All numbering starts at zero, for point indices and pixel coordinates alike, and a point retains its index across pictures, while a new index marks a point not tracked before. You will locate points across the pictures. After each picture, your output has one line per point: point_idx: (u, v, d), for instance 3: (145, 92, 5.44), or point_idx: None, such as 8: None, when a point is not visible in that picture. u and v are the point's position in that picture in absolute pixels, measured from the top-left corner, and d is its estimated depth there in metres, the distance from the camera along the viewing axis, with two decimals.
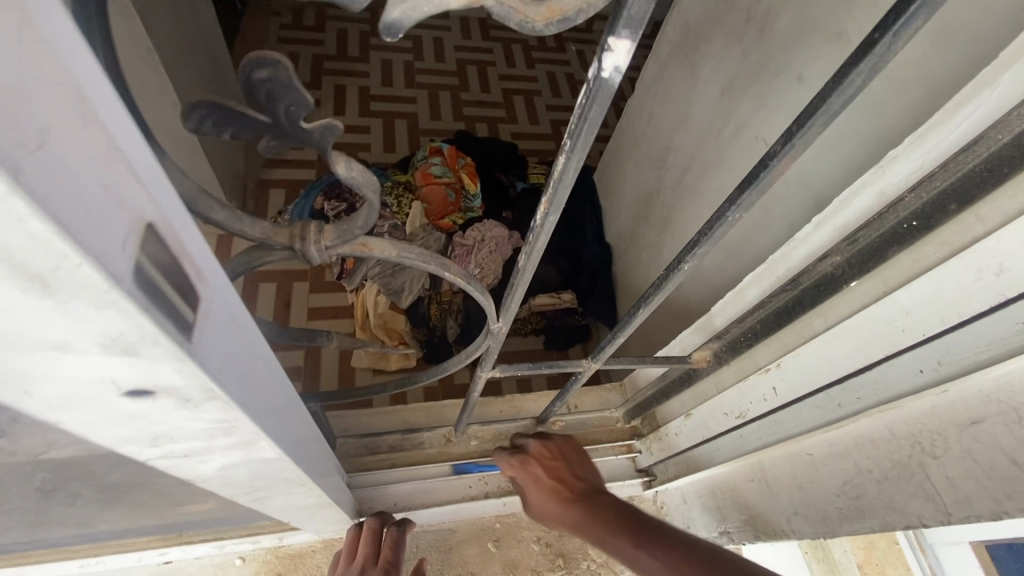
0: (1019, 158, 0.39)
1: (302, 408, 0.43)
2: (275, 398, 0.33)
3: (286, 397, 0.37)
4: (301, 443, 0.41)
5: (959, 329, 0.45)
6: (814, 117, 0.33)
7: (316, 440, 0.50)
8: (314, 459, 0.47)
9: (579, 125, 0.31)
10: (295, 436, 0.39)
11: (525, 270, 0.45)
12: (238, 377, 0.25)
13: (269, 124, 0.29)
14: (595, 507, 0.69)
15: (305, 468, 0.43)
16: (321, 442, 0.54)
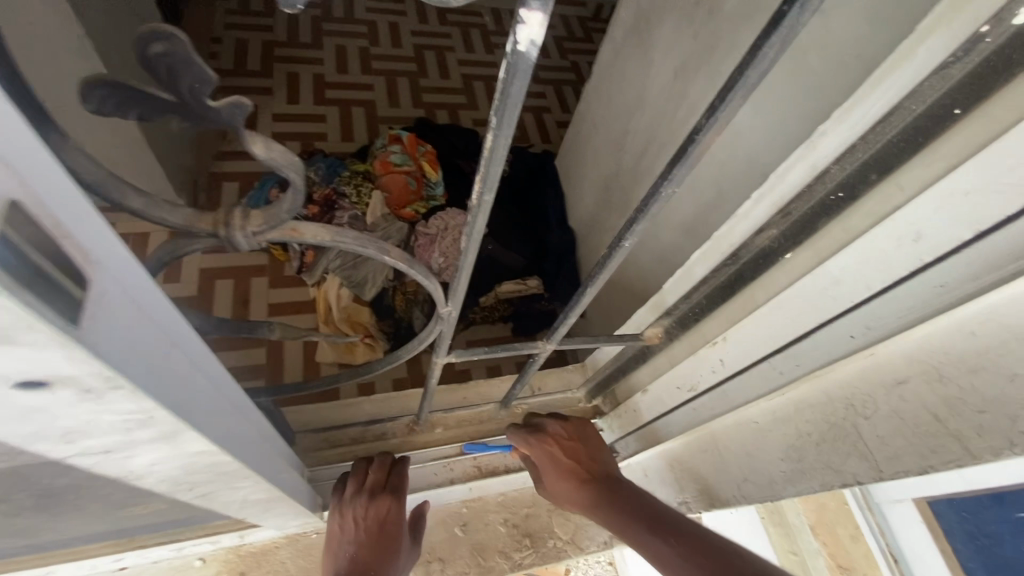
0: (931, 129, 0.41)
1: (244, 401, 0.42)
2: (201, 389, 0.32)
3: (219, 387, 0.36)
4: (241, 435, 0.41)
5: (884, 295, 0.47)
6: (734, 89, 0.34)
7: (263, 434, 0.49)
8: (260, 453, 0.46)
9: (502, 101, 0.31)
10: (230, 428, 0.38)
11: (467, 252, 0.45)
12: (146, 364, 0.24)
13: (175, 102, 0.28)
14: (615, 493, 0.74)
15: (247, 463, 0.42)
16: (272, 436, 0.53)
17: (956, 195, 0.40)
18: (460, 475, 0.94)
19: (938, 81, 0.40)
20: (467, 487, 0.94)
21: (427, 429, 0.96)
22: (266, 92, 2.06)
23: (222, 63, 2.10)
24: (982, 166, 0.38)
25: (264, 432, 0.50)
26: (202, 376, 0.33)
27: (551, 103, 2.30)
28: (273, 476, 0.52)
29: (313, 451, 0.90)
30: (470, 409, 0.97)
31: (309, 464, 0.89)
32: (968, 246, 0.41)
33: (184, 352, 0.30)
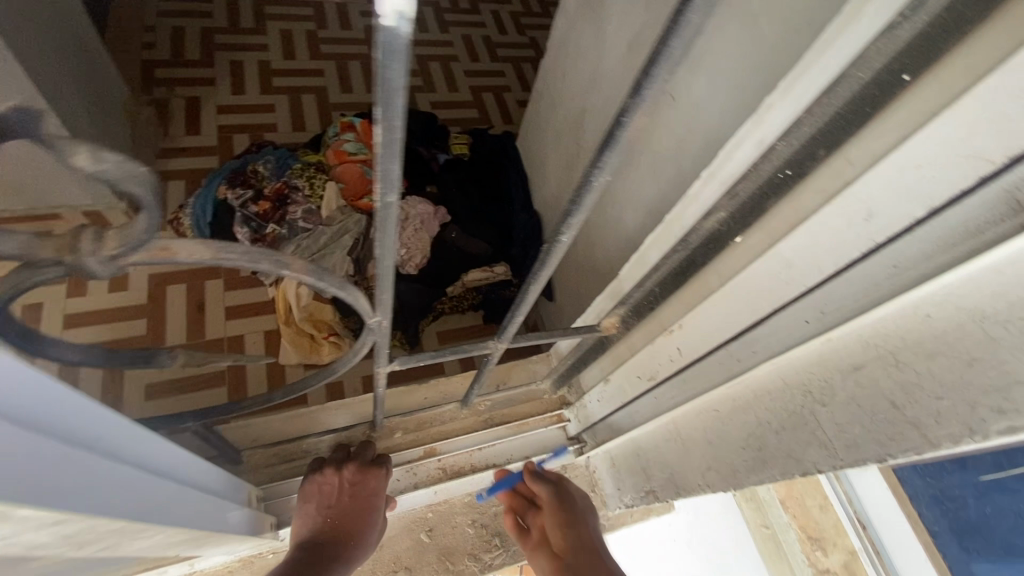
0: (881, 98, 0.38)
1: (122, 435, 0.39)
2: (58, 455, 0.30)
3: (92, 439, 0.34)
4: (139, 483, 0.38)
5: (836, 279, 0.44)
6: (659, 64, 0.29)
7: (175, 469, 0.47)
8: (171, 493, 0.44)
9: (382, 89, 0.26)
10: (117, 482, 0.35)
11: (383, 261, 0.40)
12: None
13: None
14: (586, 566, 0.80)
15: (154, 512, 0.40)
16: (189, 465, 0.51)
17: (906, 170, 0.36)
18: (423, 479, 0.91)
19: (882, 45, 0.37)
20: (431, 491, 0.91)
21: (385, 435, 0.91)
22: (209, 83, 1.93)
23: (158, 54, 1.95)
24: (932, 138, 0.35)
25: (177, 466, 0.48)
26: (61, 438, 0.31)
27: (511, 82, 2.22)
28: (195, 513, 0.49)
29: (264, 467, 0.85)
30: (430, 411, 0.93)
31: (260, 482, 0.84)
32: (922, 225, 0.38)
33: (25, 420, 0.28)
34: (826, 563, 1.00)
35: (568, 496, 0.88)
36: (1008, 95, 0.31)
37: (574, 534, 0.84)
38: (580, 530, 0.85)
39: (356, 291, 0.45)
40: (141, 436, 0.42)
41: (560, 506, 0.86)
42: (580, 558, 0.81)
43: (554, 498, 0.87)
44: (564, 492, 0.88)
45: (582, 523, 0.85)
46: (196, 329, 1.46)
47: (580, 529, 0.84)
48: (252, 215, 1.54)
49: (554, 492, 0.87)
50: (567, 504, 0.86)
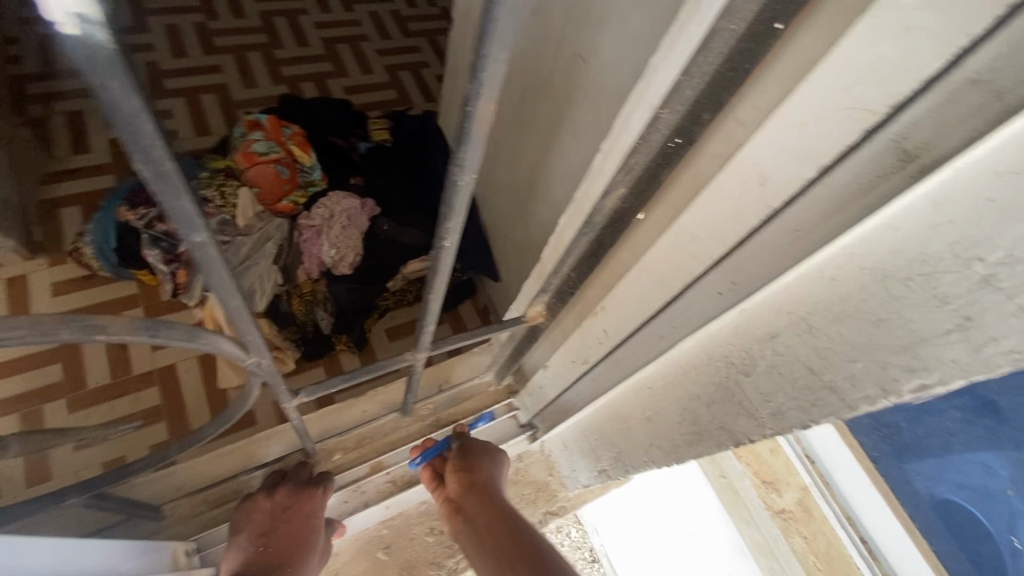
0: (756, 51, 0.35)
1: None
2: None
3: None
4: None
5: (741, 248, 0.42)
6: (485, 42, 0.24)
7: (42, 566, 0.43)
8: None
9: (111, 116, 0.20)
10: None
11: (229, 300, 0.35)
12: None
13: None
14: (480, 513, 0.73)
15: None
16: (61, 554, 0.47)
17: (793, 128, 0.34)
18: (373, 496, 0.87)
19: None
20: (383, 507, 0.87)
21: (324, 459, 0.86)
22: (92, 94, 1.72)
23: (24, 67, 1.72)
24: (814, 91, 0.32)
25: (45, 561, 0.44)
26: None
27: (427, 58, 2.10)
28: None
29: (196, 516, 0.79)
30: (370, 425, 0.87)
31: (193, 533, 0.78)
32: (815, 184, 0.35)
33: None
34: (781, 504, 1.06)
35: (472, 443, 0.81)
36: (883, 36, 0.28)
37: (470, 480, 0.77)
38: (478, 473, 0.78)
39: (213, 335, 0.39)
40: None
41: (459, 455, 0.79)
42: (475, 505, 0.74)
43: (455, 450, 0.80)
44: (468, 442, 0.81)
45: (484, 468, 0.79)
46: (121, 364, 1.30)
47: (476, 472, 0.78)
48: (160, 235, 1.38)
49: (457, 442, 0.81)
50: (467, 448, 0.80)
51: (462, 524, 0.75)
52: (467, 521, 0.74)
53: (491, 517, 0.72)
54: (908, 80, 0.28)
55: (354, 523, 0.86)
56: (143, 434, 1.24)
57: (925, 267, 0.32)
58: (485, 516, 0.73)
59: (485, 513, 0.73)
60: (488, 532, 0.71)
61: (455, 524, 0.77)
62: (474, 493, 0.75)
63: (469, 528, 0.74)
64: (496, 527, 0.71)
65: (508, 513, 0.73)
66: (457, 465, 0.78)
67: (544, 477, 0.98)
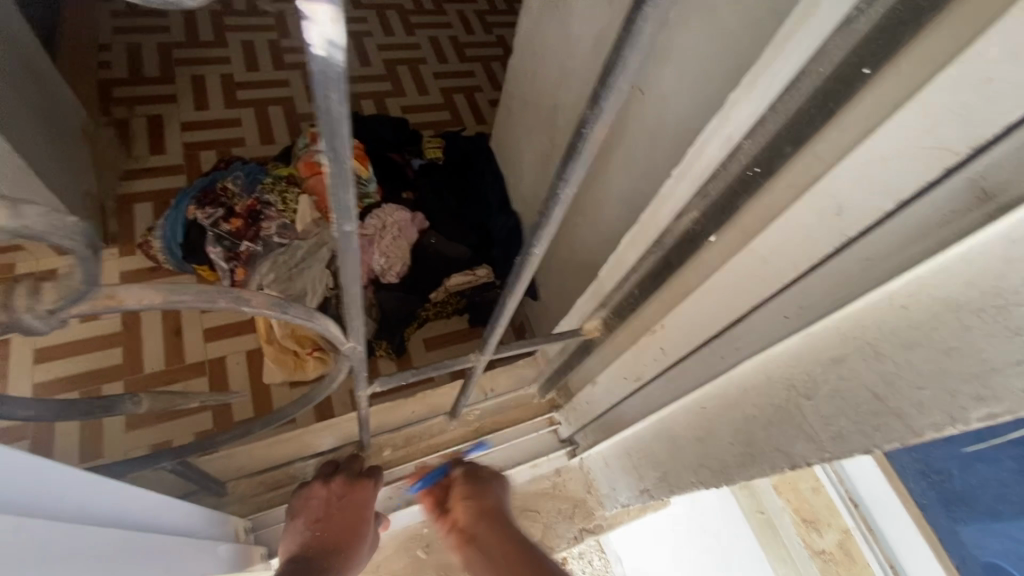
0: (841, 93, 0.38)
1: (92, 492, 0.42)
2: (12, 533, 0.31)
3: (40, 505, 0.35)
4: (91, 539, 0.39)
5: (811, 274, 0.44)
6: (614, 75, 0.29)
7: (133, 515, 0.47)
8: (129, 539, 0.44)
9: (324, 120, 0.24)
10: (68, 547, 0.36)
11: (349, 289, 0.39)
12: None
13: None
14: (489, 537, 0.69)
15: (110, 568, 0.40)
16: (150, 506, 0.51)
17: (875, 163, 0.36)
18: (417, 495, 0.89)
19: (841, 39, 0.37)
20: None
21: (374, 454, 0.90)
22: (172, 100, 1.86)
23: (114, 72, 1.88)
24: (899, 131, 0.34)
25: (135, 510, 0.48)
26: (9, 510, 0.32)
27: (481, 83, 2.20)
28: (165, 559, 0.50)
29: (251, 497, 0.83)
30: (418, 425, 0.92)
31: (248, 513, 0.82)
32: (891, 217, 0.37)
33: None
34: (820, 544, 1.01)
35: (478, 468, 0.81)
36: (967, 85, 0.31)
37: (481, 506, 0.74)
38: (488, 497, 0.76)
39: (325, 318, 0.43)
40: (90, 485, 0.42)
41: (467, 480, 0.78)
42: (485, 528, 0.71)
43: (462, 473, 0.80)
44: (473, 468, 0.81)
45: (492, 492, 0.77)
46: (177, 354, 1.38)
47: (486, 496, 0.76)
48: (223, 234, 1.47)
49: (465, 467, 0.81)
50: (474, 474, 0.80)
51: (472, 553, 0.69)
52: (478, 549, 0.68)
53: (503, 540, 0.68)
54: (990, 125, 0.31)
55: (397, 519, 0.89)
56: (191, 420, 1.30)
57: (999, 299, 0.34)
58: (496, 540, 0.68)
59: (496, 537, 0.69)
60: (502, 556, 0.66)
61: (463, 554, 0.70)
62: (487, 517, 0.72)
63: (481, 557, 0.67)
64: (507, 551, 0.66)
65: (521, 539, 0.68)
66: (465, 489, 0.76)
67: (582, 493, 0.99)
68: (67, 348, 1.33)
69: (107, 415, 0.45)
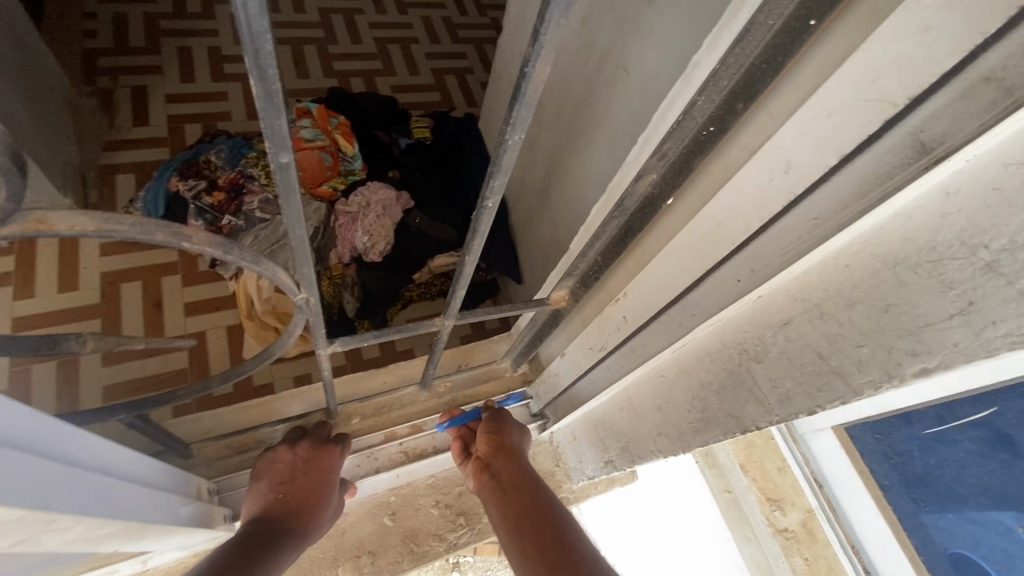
0: (792, 45, 0.38)
1: (71, 441, 0.44)
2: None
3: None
4: (36, 467, 0.37)
5: (762, 235, 0.44)
6: (549, 5, 0.28)
7: (82, 456, 0.46)
8: (79, 477, 0.43)
9: (246, 32, 0.24)
10: (5, 472, 0.34)
11: (295, 231, 0.39)
12: None
13: None
14: (507, 474, 0.77)
15: (58, 499, 0.39)
16: (109, 455, 0.51)
17: (820, 118, 0.37)
18: (385, 464, 0.90)
19: None
20: (393, 475, 0.90)
21: (343, 422, 0.91)
22: (156, 71, 1.83)
23: (99, 40, 1.85)
24: (842, 84, 0.34)
25: (104, 461, 0.50)
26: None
27: (472, 64, 2.18)
28: (120, 503, 0.49)
29: (218, 460, 0.83)
30: (389, 394, 0.93)
31: (215, 475, 0.82)
32: (835, 174, 0.38)
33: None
34: (784, 522, 1.04)
35: (504, 413, 0.86)
36: (906, 34, 0.31)
37: (501, 443, 0.82)
38: (508, 438, 0.82)
39: (271, 266, 0.42)
40: (30, 418, 0.40)
41: (491, 420, 0.84)
42: (501, 464, 0.79)
43: (489, 415, 0.85)
44: (499, 412, 0.86)
45: (513, 434, 0.83)
46: (155, 325, 1.37)
47: (508, 437, 0.82)
48: (205, 207, 1.45)
49: (491, 410, 0.86)
50: (498, 416, 0.85)
51: (486, 479, 0.79)
52: (492, 476, 0.79)
53: (515, 475, 0.77)
54: (928, 74, 0.31)
55: (367, 486, 0.89)
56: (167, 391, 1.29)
57: (934, 253, 0.34)
58: (511, 473, 0.77)
59: (512, 475, 0.77)
60: (509, 489, 0.75)
61: (479, 478, 0.81)
62: (503, 454, 0.80)
63: (492, 483, 0.78)
64: (517, 487, 0.75)
65: (533, 478, 0.77)
66: (490, 428, 0.83)
67: (550, 467, 0.99)
68: (43, 317, 1.31)
69: (52, 352, 0.44)
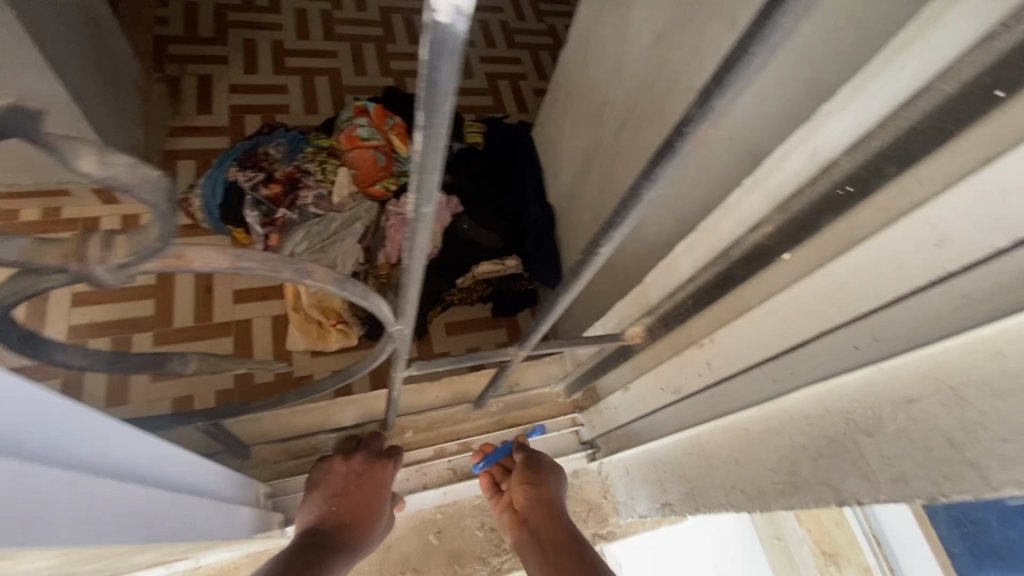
0: (966, 114, 0.35)
1: (184, 463, 0.47)
2: (61, 481, 0.27)
3: (99, 458, 0.32)
4: (160, 499, 0.39)
5: (895, 306, 0.41)
6: (733, 72, 0.27)
7: (178, 476, 0.45)
8: (175, 500, 0.42)
9: (429, 92, 0.23)
10: (135, 508, 0.35)
11: (412, 270, 0.38)
12: (102, 518, 0.30)
13: None
14: (544, 526, 0.77)
15: (160, 528, 0.39)
16: (200, 472, 0.52)
17: (990, 196, 0.33)
18: (433, 480, 0.89)
19: (977, 55, 0.34)
20: (441, 492, 0.89)
21: (396, 434, 0.91)
22: (222, 62, 1.87)
23: (170, 30, 1.90)
24: None
25: (200, 479, 0.51)
26: (62, 458, 0.28)
27: (527, 70, 2.16)
28: (202, 523, 0.49)
29: (273, 463, 0.84)
30: (442, 411, 0.92)
31: (269, 479, 0.83)
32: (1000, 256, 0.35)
33: (18, 447, 0.25)
34: None
35: (539, 456, 0.84)
36: None
37: (538, 494, 0.80)
38: (545, 488, 0.81)
39: (377, 298, 0.42)
40: (143, 438, 0.38)
41: (526, 466, 0.82)
42: (538, 516, 0.78)
43: (523, 459, 0.83)
44: (534, 455, 0.84)
45: (550, 482, 0.82)
46: (205, 312, 1.39)
47: (544, 486, 0.80)
48: (261, 198, 1.48)
49: (524, 453, 0.84)
50: (532, 462, 0.83)
51: (524, 532, 0.80)
52: (531, 530, 0.78)
53: (555, 531, 0.76)
54: None
55: (416, 500, 0.88)
56: (215, 379, 1.32)
57: None
58: (550, 527, 0.77)
59: (551, 528, 0.77)
60: (550, 542, 0.75)
61: (518, 531, 0.81)
62: (539, 506, 0.79)
63: (531, 538, 0.78)
64: (555, 541, 0.75)
65: (571, 531, 0.76)
66: (526, 475, 0.81)
67: (598, 499, 0.97)
68: (103, 296, 1.35)
69: (155, 371, 0.45)
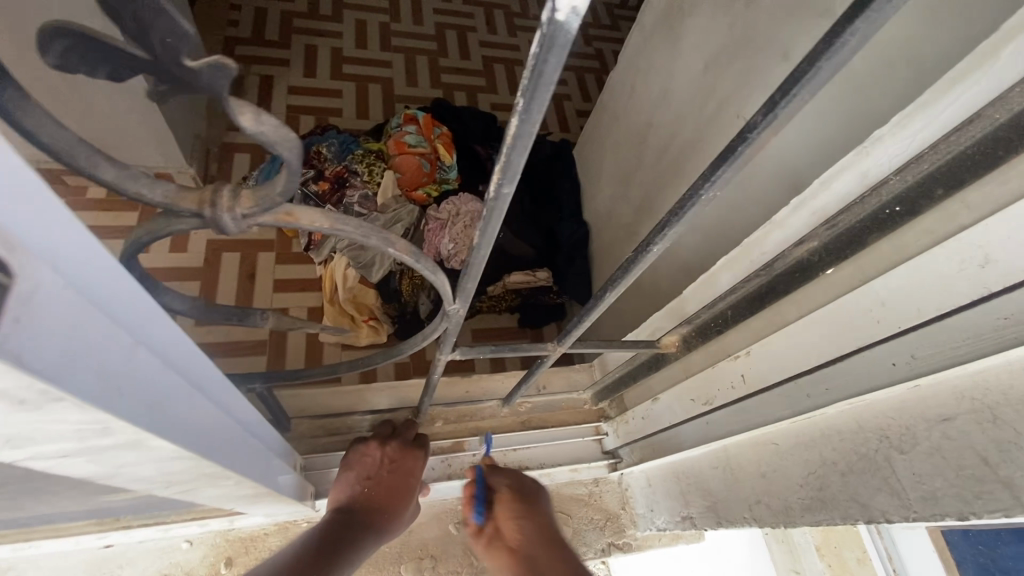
0: (1016, 141, 0.37)
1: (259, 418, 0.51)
2: (181, 389, 0.29)
3: (215, 388, 0.37)
4: (244, 442, 0.44)
5: (936, 323, 0.42)
6: (800, 84, 0.30)
7: (255, 426, 0.50)
8: (252, 445, 0.47)
9: (532, 79, 0.27)
10: (231, 441, 0.40)
11: (480, 247, 0.41)
12: (211, 440, 0.35)
13: (147, 60, 0.27)
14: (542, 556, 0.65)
15: (241, 464, 0.43)
16: (265, 429, 0.56)
17: None
18: (457, 471, 0.92)
19: None
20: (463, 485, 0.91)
21: (426, 423, 0.94)
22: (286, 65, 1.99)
23: (241, 32, 2.03)
24: None
25: (264, 434, 0.55)
26: (182, 372, 0.31)
27: (572, 91, 2.22)
28: (265, 473, 0.53)
29: (308, 438, 0.88)
30: (472, 405, 0.95)
31: (304, 452, 0.87)
32: None
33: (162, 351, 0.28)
34: None
35: (526, 484, 0.78)
36: None
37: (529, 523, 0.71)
38: (538, 516, 0.72)
39: (440, 275, 0.45)
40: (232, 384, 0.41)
41: (514, 494, 0.75)
42: (535, 544, 0.67)
43: (508, 487, 0.77)
44: (519, 482, 0.78)
45: (542, 512, 0.73)
46: (246, 296, 1.46)
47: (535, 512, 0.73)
48: (311, 193, 1.55)
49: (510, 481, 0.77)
50: (519, 489, 0.76)
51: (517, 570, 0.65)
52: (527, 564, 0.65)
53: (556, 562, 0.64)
54: None
55: (441, 489, 0.91)
56: (249, 358, 1.37)
57: None
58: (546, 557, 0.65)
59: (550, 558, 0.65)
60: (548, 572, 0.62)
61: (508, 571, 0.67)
62: (535, 535, 0.69)
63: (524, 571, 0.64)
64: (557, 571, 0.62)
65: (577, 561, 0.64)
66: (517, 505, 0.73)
67: (616, 509, 0.96)
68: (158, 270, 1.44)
69: (237, 324, 0.49)
